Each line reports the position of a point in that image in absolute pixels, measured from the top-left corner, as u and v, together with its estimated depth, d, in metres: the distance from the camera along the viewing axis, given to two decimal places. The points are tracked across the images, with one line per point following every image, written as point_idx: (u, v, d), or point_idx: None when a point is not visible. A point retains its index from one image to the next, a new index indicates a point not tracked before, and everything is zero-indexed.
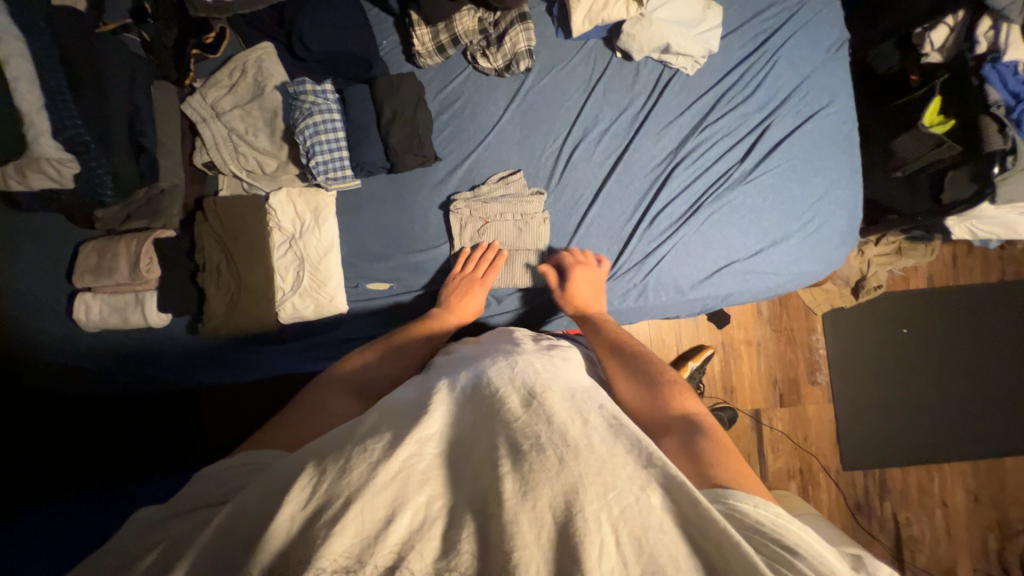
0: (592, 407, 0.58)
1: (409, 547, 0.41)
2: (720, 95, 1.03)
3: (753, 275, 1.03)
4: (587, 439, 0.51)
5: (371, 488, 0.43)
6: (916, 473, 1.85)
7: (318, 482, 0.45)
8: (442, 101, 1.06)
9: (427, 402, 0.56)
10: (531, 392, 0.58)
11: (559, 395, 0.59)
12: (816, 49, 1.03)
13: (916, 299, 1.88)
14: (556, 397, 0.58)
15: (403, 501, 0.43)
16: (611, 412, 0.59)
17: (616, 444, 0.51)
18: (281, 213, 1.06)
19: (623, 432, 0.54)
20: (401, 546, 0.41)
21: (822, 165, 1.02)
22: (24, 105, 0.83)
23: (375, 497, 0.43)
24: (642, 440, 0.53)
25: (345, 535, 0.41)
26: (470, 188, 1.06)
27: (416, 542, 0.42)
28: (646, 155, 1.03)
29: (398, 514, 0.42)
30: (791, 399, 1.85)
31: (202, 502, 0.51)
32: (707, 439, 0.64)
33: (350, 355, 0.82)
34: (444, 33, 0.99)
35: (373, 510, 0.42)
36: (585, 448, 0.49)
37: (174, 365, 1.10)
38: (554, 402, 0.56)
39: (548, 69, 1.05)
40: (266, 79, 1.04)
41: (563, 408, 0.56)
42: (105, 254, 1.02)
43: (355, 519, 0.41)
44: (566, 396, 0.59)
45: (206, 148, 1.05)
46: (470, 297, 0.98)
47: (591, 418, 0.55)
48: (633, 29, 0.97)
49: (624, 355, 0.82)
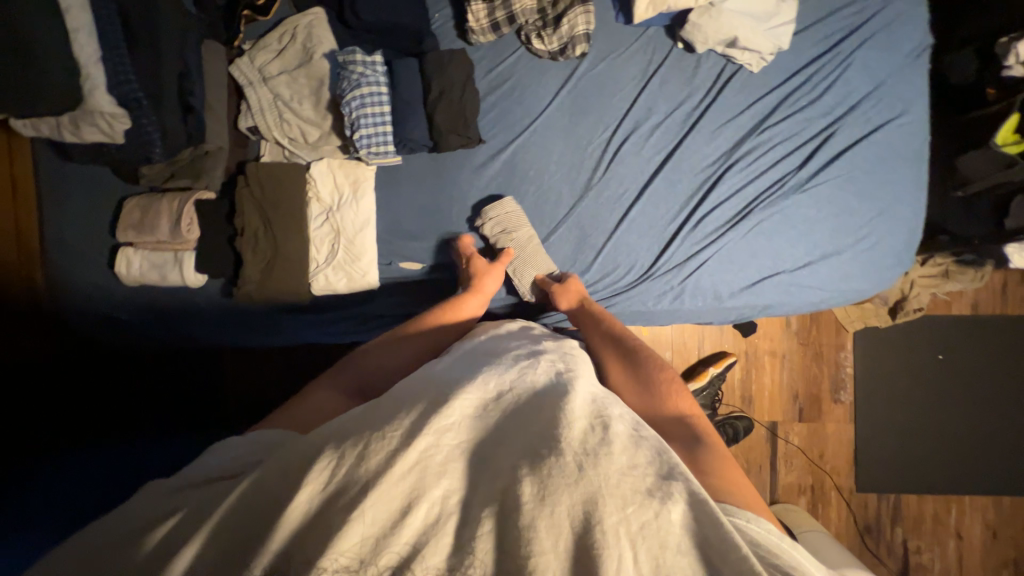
0: (615, 413, 0.57)
1: (424, 542, 0.42)
2: (785, 97, 0.96)
3: (799, 288, 0.98)
4: (606, 446, 0.49)
5: (388, 478, 0.43)
6: (933, 503, 1.81)
7: (337, 464, 0.45)
8: (491, 81, 1.03)
9: (448, 388, 0.55)
10: (554, 395, 0.56)
11: (582, 395, 0.57)
12: (894, 53, 0.94)
13: (959, 325, 1.80)
14: (579, 399, 0.56)
15: (420, 493, 0.43)
16: (633, 421, 0.58)
17: (638, 455, 0.50)
18: (320, 183, 1.06)
19: (644, 443, 0.53)
20: (416, 539, 0.42)
21: (883, 180, 0.94)
22: (81, 56, 0.80)
23: (393, 486, 0.43)
24: (664, 449, 0.53)
25: (362, 522, 0.41)
26: None
27: (432, 536, 0.42)
28: (699, 153, 0.98)
29: (414, 506, 0.43)
30: (810, 414, 1.82)
31: (229, 472, 0.52)
32: (703, 443, 0.64)
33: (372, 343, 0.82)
34: (501, 10, 0.96)
35: (388, 502, 0.42)
36: (604, 455, 0.48)
37: (205, 323, 1.12)
38: (575, 405, 0.54)
39: (604, 56, 1.01)
40: (316, 47, 1.04)
41: (584, 411, 0.54)
42: (147, 211, 1.04)
43: (375, 504, 0.42)
44: (586, 400, 0.57)
45: (251, 112, 1.05)
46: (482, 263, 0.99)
47: (614, 424, 0.54)
48: (700, 19, 0.91)
49: (622, 354, 0.83)
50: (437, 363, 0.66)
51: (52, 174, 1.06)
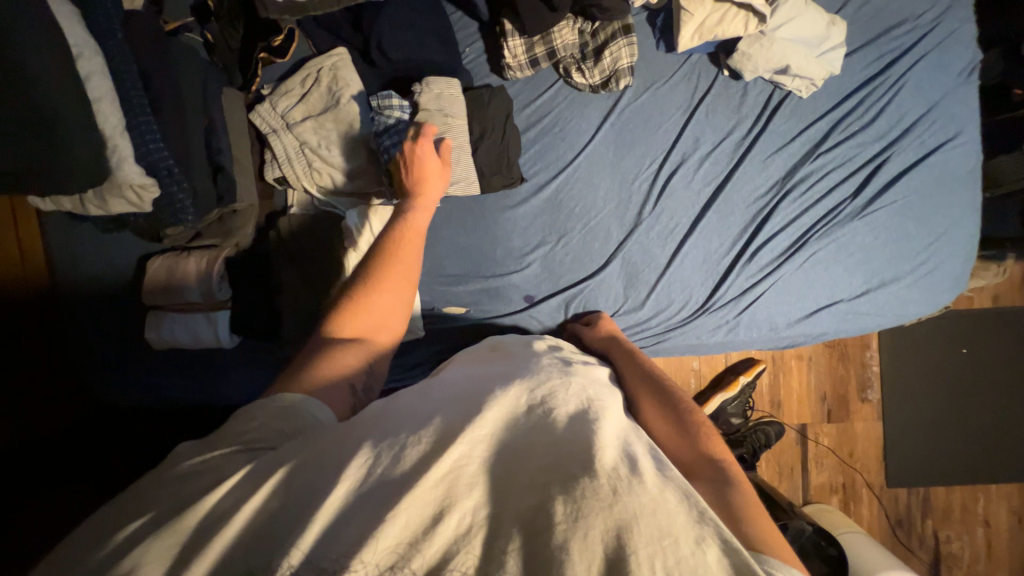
0: (639, 448, 0.55)
1: (454, 551, 0.41)
2: (835, 122, 0.93)
3: (855, 315, 0.96)
4: (638, 475, 0.48)
5: (425, 480, 0.44)
6: (961, 493, 1.85)
7: (368, 464, 0.46)
8: (530, 116, 0.99)
9: (483, 401, 0.55)
10: (586, 417, 0.55)
11: (611, 429, 0.55)
12: (946, 72, 0.91)
13: (984, 319, 1.82)
14: (609, 429, 0.55)
15: (452, 501, 0.44)
16: (655, 458, 0.55)
17: (670, 490, 0.48)
18: (357, 235, 0.99)
19: (671, 481, 0.50)
20: (448, 547, 0.42)
21: (940, 203, 0.93)
22: (105, 126, 0.74)
23: (424, 493, 0.44)
24: (690, 489, 0.50)
25: (395, 525, 0.42)
26: (545, 254, 1.01)
27: (461, 546, 0.42)
28: (750, 184, 0.96)
29: (446, 513, 0.43)
30: (839, 415, 1.83)
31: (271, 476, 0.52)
32: (737, 489, 0.58)
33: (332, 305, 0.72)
34: (540, 45, 0.91)
35: (422, 504, 0.43)
36: (638, 483, 0.47)
37: (234, 379, 1.06)
38: (605, 436, 0.53)
39: (646, 86, 0.97)
40: (342, 89, 0.98)
41: (614, 442, 0.53)
42: (174, 271, 0.97)
43: (409, 507, 0.43)
44: (614, 429, 0.56)
45: (277, 162, 1.00)
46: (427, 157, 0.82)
47: (642, 461, 0.51)
48: (750, 47, 0.88)
49: (652, 380, 0.78)
50: (471, 379, 0.64)
51: (58, 237, 0.97)
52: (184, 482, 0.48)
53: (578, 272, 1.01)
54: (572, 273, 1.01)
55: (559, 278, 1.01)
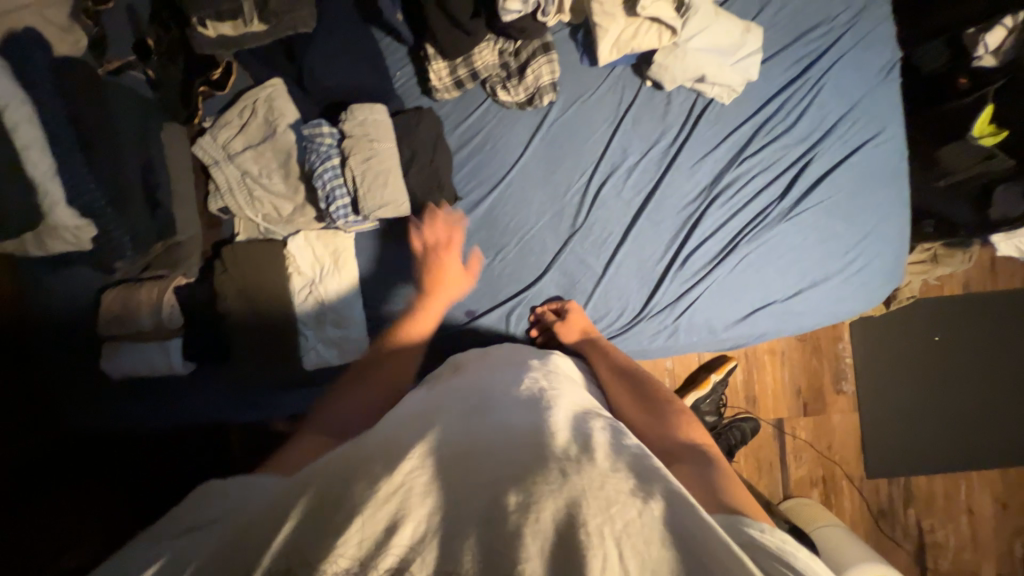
0: (593, 430, 0.59)
1: (410, 560, 0.37)
2: (759, 126, 0.95)
3: (791, 315, 0.97)
4: (587, 455, 0.51)
5: (370, 501, 0.41)
6: (943, 481, 1.84)
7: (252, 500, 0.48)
8: (461, 135, 1.01)
9: (433, 416, 0.59)
10: (535, 411, 0.61)
11: (563, 415, 0.61)
12: (866, 72, 0.93)
13: (955, 306, 1.81)
14: (559, 416, 0.60)
15: (405, 512, 0.41)
16: (610, 432, 0.60)
17: (618, 461, 0.52)
18: (299, 258, 1.04)
19: (622, 453, 0.54)
20: (403, 555, 0.37)
21: (868, 200, 0.94)
22: (36, 174, 0.77)
23: (375, 511, 0.40)
24: (641, 457, 0.55)
25: None
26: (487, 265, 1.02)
27: (417, 553, 0.37)
28: (679, 191, 0.97)
29: (400, 523, 0.39)
30: (815, 408, 1.83)
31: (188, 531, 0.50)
32: (714, 468, 0.67)
33: (336, 391, 0.82)
34: (462, 67, 0.94)
35: (373, 525, 0.39)
36: (584, 462, 0.49)
37: (196, 403, 1.06)
38: (555, 424, 0.58)
39: (573, 99, 0.99)
40: (278, 119, 1.01)
41: (565, 427, 0.57)
42: (127, 302, 0.99)
43: (360, 526, 0.38)
44: (566, 418, 0.61)
45: (220, 193, 1.03)
46: (450, 264, 0.97)
47: (592, 440, 0.55)
48: (665, 59, 0.90)
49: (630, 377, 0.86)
50: (431, 394, 0.70)
51: None
52: (135, 557, 0.47)
53: (520, 282, 1.02)
54: (515, 283, 1.02)
55: (500, 290, 1.03)
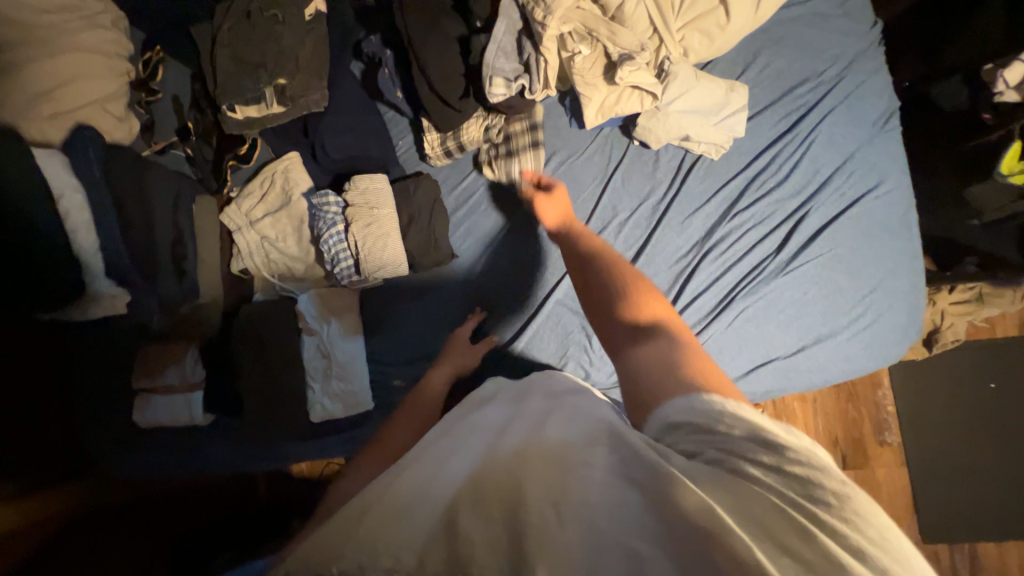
0: (556, 426, 0.57)
1: None
2: (749, 180, 0.96)
3: (796, 373, 0.94)
4: (544, 464, 0.49)
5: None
6: (1016, 549, 1.62)
7: None
8: (457, 198, 1.09)
9: (397, 470, 0.57)
10: (498, 433, 0.59)
11: (524, 425, 0.59)
12: (858, 125, 0.96)
13: (1009, 348, 1.65)
14: (522, 428, 0.58)
15: None
16: (573, 420, 0.58)
17: (573, 457, 0.49)
18: (307, 315, 1.09)
19: (579, 441, 0.52)
20: None
21: (869, 252, 0.93)
22: (84, 250, 0.92)
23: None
24: (599, 438, 0.52)
25: None
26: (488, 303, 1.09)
27: None
28: (670, 246, 0.96)
29: None
30: (857, 460, 1.65)
31: None
32: (671, 346, 0.62)
33: (349, 466, 0.76)
34: (453, 140, 1.00)
35: None
36: (538, 476, 0.47)
37: (211, 456, 1.11)
38: (514, 438, 0.55)
39: (563, 159, 1.02)
40: (293, 189, 1.11)
41: (523, 437, 0.55)
42: (155, 359, 1.05)
43: None
44: (529, 424, 0.59)
45: (241, 256, 1.11)
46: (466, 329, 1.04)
47: (551, 440, 0.53)
48: (649, 122, 0.94)
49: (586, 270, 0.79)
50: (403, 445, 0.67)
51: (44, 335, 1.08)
52: None
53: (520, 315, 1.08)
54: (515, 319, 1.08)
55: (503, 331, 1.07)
